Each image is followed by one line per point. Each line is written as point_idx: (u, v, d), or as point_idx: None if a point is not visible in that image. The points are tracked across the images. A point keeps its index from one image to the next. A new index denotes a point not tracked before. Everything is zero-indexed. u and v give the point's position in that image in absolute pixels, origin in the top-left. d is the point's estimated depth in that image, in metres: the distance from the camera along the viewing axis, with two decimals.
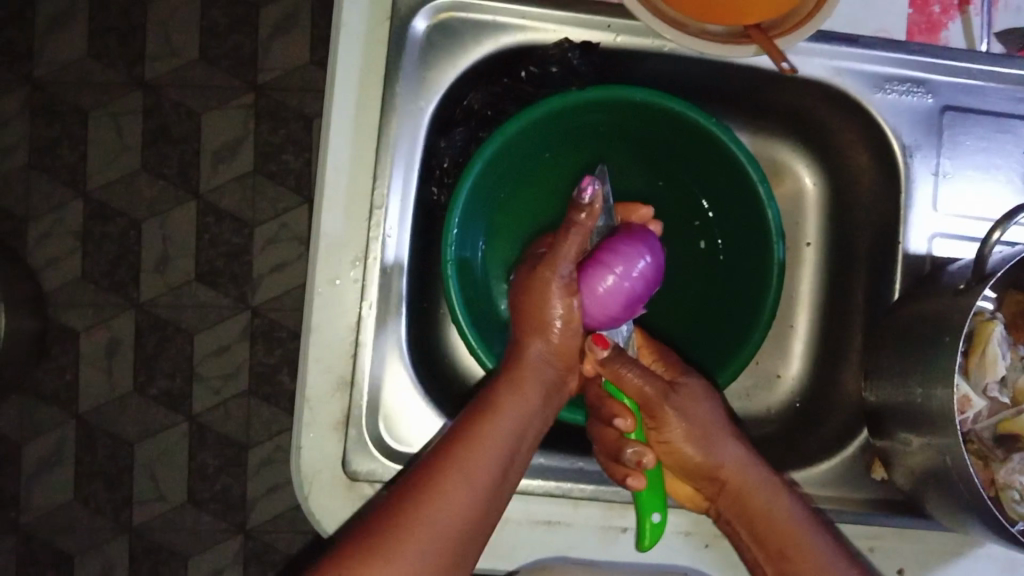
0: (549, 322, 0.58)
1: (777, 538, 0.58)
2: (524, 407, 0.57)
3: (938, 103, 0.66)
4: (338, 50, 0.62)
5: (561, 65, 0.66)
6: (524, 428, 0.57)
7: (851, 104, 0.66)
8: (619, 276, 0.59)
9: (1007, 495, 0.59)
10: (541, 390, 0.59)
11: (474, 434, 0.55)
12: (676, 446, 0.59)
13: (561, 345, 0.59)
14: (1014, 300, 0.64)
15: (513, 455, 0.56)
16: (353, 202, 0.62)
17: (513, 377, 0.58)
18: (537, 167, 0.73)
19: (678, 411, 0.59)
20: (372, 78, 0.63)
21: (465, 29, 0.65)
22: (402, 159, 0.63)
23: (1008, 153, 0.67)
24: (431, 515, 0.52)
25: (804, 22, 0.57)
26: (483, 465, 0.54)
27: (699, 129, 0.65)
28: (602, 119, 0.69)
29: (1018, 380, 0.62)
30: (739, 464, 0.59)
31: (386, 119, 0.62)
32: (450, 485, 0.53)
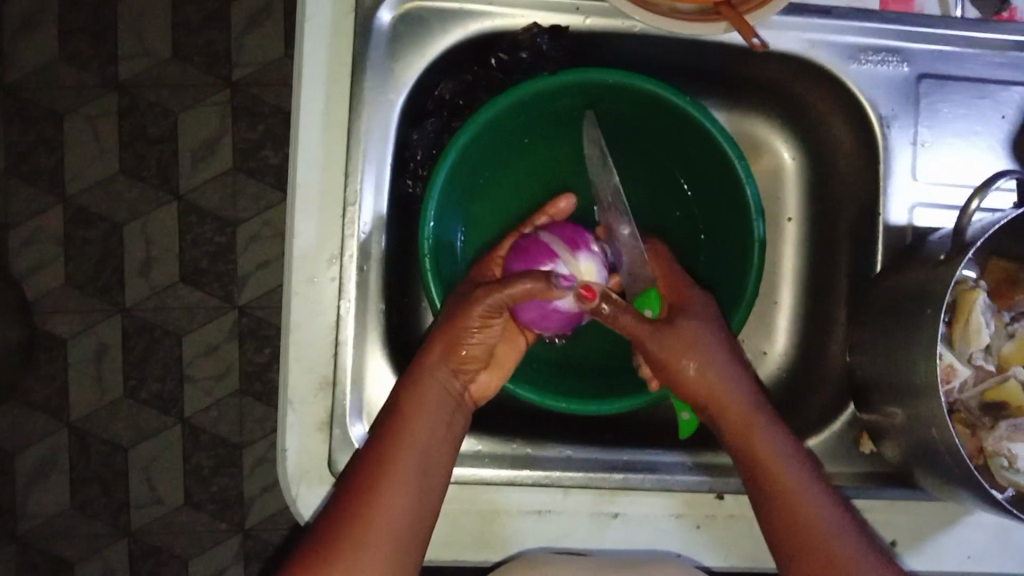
0: (463, 338, 0.60)
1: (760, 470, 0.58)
2: (437, 406, 0.58)
3: (914, 72, 0.65)
4: (304, 46, 0.61)
5: (531, 49, 0.65)
6: (444, 423, 0.59)
7: (824, 76, 0.65)
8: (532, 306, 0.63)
9: (995, 461, 0.59)
10: (444, 393, 0.59)
11: (391, 439, 0.56)
12: (672, 371, 0.60)
13: (468, 353, 0.60)
14: (998, 268, 0.63)
15: (435, 450, 0.57)
16: (327, 198, 0.61)
17: (419, 382, 0.58)
18: (513, 154, 0.72)
19: (668, 343, 0.60)
20: (339, 69, 0.62)
21: (432, 18, 0.64)
22: (373, 154, 0.62)
23: (987, 118, 0.66)
24: (381, 517, 0.54)
25: None
26: (413, 458, 0.56)
27: (674, 109, 0.65)
28: (575, 103, 0.68)
29: (1002, 348, 0.62)
30: (721, 390, 0.60)
31: (355, 114, 0.62)
32: (387, 488, 0.55)
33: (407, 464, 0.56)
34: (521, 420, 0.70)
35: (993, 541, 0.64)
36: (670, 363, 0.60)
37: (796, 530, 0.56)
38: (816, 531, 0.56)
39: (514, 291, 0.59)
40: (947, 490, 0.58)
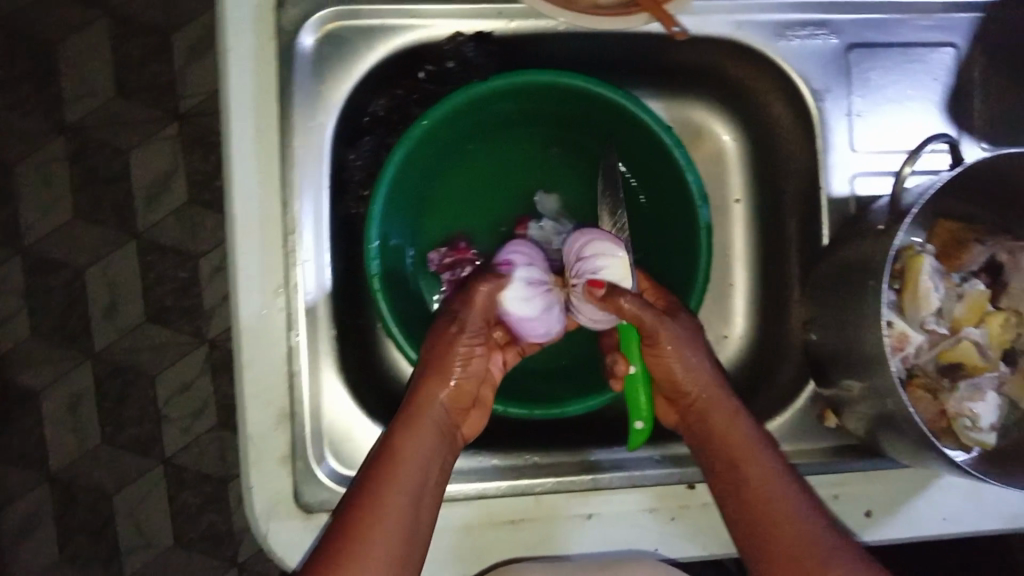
0: (450, 361, 0.61)
1: (727, 453, 0.60)
2: (431, 432, 0.60)
3: (843, 43, 0.65)
4: (226, 75, 0.60)
5: (457, 58, 0.65)
6: (437, 457, 0.59)
7: (754, 55, 0.65)
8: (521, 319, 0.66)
9: (959, 423, 0.61)
10: (437, 428, 0.60)
11: (382, 471, 0.57)
12: (670, 363, 0.63)
13: (459, 389, 0.62)
14: (944, 229, 0.63)
15: (435, 459, 0.59)
16: (266, 228, 0.60)
17: (413, 417, 0.60)
18: (455, 164, 0.72)
19: (680, 337, 0.62)
20: (266, 95, 0.60)
21: (352, 36, 0.63)
22: (308, 180, 0.63)
23: (919, 83, 0.66)
24: (372, 552, 0.54)
25: None
26: (419, 460, 0.58)
27: (608, 102, 0.65)
28: (511, 106, 0.68)
29: (953, 310, 0.61)
30: (713, 393, 0.62)
31: (287, 140, 0.61)
32: (394, 485, 0.56)
33: (406, 480, 0.57)
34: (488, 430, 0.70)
35: (966, 502, 0.64)
36: (665, 356, 0.63)
37: (767, 514, 0.58)
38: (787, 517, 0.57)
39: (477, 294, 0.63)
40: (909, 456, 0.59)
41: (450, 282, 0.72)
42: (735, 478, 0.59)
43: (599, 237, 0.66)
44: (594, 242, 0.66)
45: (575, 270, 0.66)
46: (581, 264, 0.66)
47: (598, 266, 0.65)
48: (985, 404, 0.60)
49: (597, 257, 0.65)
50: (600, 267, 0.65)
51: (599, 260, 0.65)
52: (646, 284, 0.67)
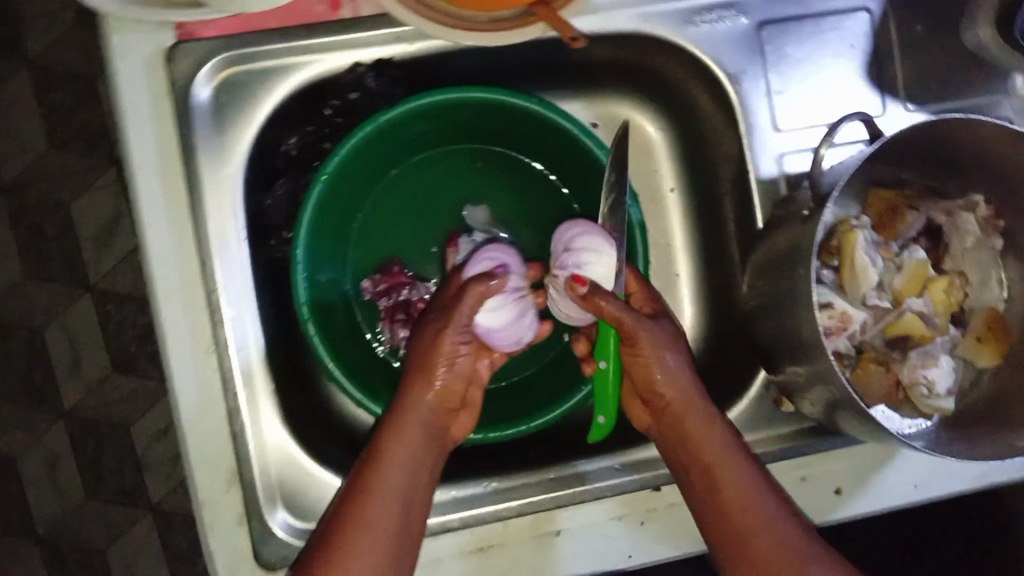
0: (433, 363, 0.60)
1: (705, 460, 0.58)
2: (417, 436, 0.59)
3: (753, 21, 0.64)
4: (127, 140, 0.59)
5: (358, 88, 0.64)
6: (425, 461, 0.58)
7: (663, 45, 0.64)
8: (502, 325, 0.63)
9: (915, 392, 0.60)
10: (425, 430, 0.59)
11: (365, 481, 0.56)
12: (649, 360, 0.60)
13: (447, 390, 0.61)
14: (880, 198, 0.62)
15: (421, 463, 0.58)
16: (188, 290, 0.60)
17: (398, 423, 0.59)
18: (381, 193, 0.71)
19: (657, 337, 0.60)
20: (169, 153, 0.59)
21: (249, 81, 0.61)
22: (223, 233, 0.61)
23: (837, 51, 0.64)
24: (352, 563, 0.53)
25: None
26: (402, 467, 0.57)
27: (523, 110, 0.65)
28: (428, 126, 0.67)
29: (894, 282, 0.60)
30: (686, 394, 0.60)
31: (197, 196, 0.60)
32: (376, 494, 0.55)
33: (389, 489, 0.56)
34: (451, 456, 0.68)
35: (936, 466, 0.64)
36: (644, 354, 0.60)
37: (737, 519, 0.57)
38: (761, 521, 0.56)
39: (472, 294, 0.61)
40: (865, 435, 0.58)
41: (388, 309, 0.70)
42: (708, 487, 0.58)
43: (590, 230, 0.63)
44: (587, 235, 0.63)
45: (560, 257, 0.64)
46: (568, 255, 0.63)
47: (584, 262, 0.62)
48: (939, 371, 0.60)
49: (584, 252, 0.62)
50: (585, 263, 0.62)
51: (586, 254, 0.62)
52: (636, 286, 0.64)
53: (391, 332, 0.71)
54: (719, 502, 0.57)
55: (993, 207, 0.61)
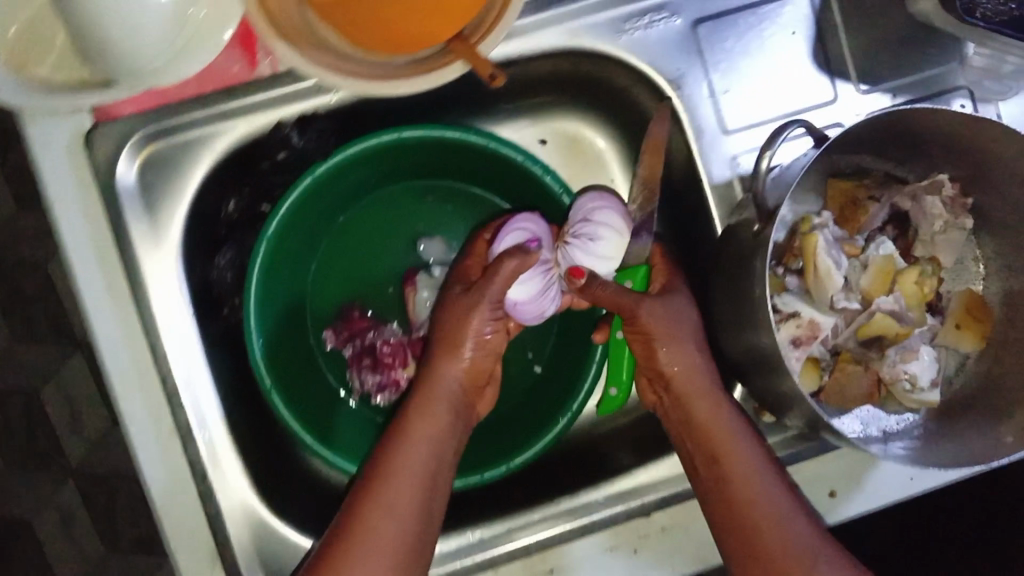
0: (462, 336, 0.61)
1: (709, 443, 0.57)
2: (444, 413, 0.59)
3: (687, 21, 0.60)
4: (61, 229, 0.57)
5: (286, 147, 0.62)
6: (448, 445, 0.59)
7: (598, 58, 0.61)
8: (526, 299, 0.63)
9: (898, 388, 0.58)
10: (451, 406, 0.60)
11: (387, 464, 0.56)
12: (652, 341, 0.58)
13: (474, 365, 0.62)
14: (841, 189, 0.59)
15: (445, 442, 0.58)
16: (142, 374, 0.58)
17: (425, 397, 0.59)
18: (329, 243, 0.69)
19: (659, 316, 0.58)
20: (103, 238, 0.57)
21: (174, 153, 0.59)
22: (171, 313, 0.60)
23: (780, 40, 0.61)
24: (370, 542, 0.54)
25: (498, 22, 0.54)
26: (427, 445, 0.58)
27: (462, 143, 0.63)
28: (368, 171, 0.65)
29: (862, 281, 0.58)
30: (690, 374, 0.58)
31: (137, 279, 0.59)
32: (399, 473, 0.56)
33: (411, 468, 0.56)
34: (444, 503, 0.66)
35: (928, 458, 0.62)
36: (648, 334, 0.58)
37: (741, 507, 0.55)
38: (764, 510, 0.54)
39: (505, 270, 0.60)
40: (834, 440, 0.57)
41: (354, 355, 0.69)
42: (717, 474, 0.56)
43: (612, 205, 0.63)
44: (610, 212, 0.63)
45: (572, 221, 0.63)
46: (584, 224, 0.62)
47: (599, 237, 0.62)
48: (920, 363, 0.57)
49: (603, 228, 0.62)
50: (599, 239, 0.62)
51: (603, 228, 0.62)
52: (657, 260, 0.62)
53: (358, 377, 0.68)
54: (722, 487, 0.56)
55: (959, 185, 0.58)
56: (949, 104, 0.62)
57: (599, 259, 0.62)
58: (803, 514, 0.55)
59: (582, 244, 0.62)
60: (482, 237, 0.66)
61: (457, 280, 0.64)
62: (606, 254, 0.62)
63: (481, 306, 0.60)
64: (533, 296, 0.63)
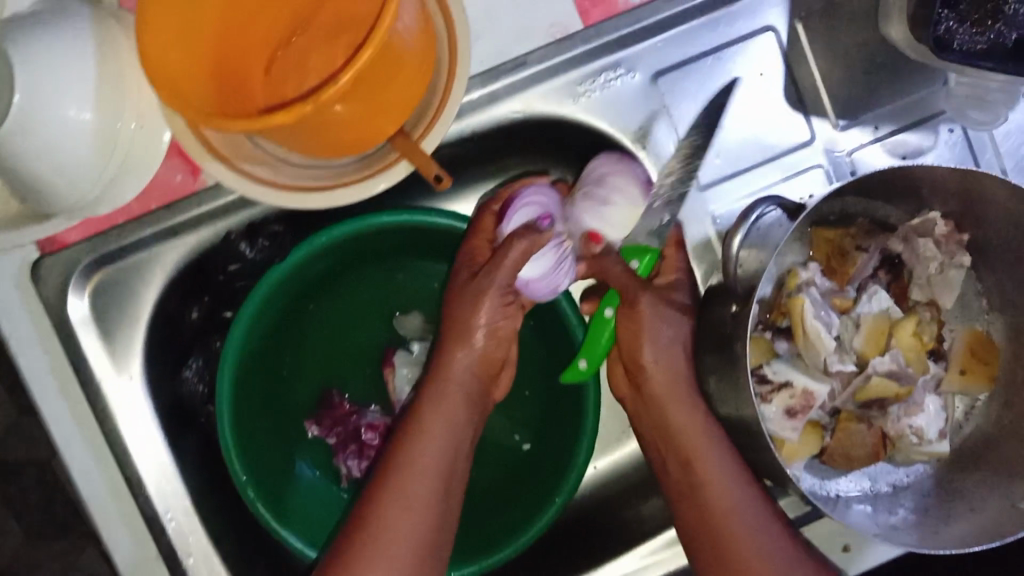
0: (473, 323, 0.55)
1: (683, 449, 0.54)
2: (455, 407, 0.55)
3: (646, 75, 0.57)
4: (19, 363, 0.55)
5: (238, 258, 0.59)
6: (460, 443, 0.55)
7: (558, 124, 0.58)
8: (540, 276, 0.57)
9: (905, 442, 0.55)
10: (464, 396, 0.56)
11: (399, 459, 0.53)
12: (639, 332, 0.55)
13: (487, 353, 0.57)
14: (823, 241, 0.56)
15: (458, 438, 0.55)
16: (120, 500, 0.56)
17: (437, 388, 0.55)
18: (302, 338, 0.65)
19: (649, 309, 0.54)
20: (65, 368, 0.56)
21: (126, 276, 0.57)
22: (141, 434, 0.58)
23: (747, 82, 0.58)
24: (384, 542, 0.50)
25: (438, 115, 0.52)
26: (439, 441, 0.53)
27: (425, 224, 0.60)
28: (331, 261, 0.62)
29: (855, 342, 0.55)
30: (668, 376, 0.55)
31: (101, 404, 0.57)
32: (410, 470, 0.52)
33: (423, 465, 0.52)
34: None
35: None
36: (637, 326, 0.55)
37: (712, 518, 0.52)
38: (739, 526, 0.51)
39: (515, 250, 0.54)
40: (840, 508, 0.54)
41: (339, 443, 0.65)
42: (689, 480, 0.53)
43: (630, 169, 0.57)
44: (629, 174, 0.57)
45: (585, 179, 0.58)
46: (594, 185, 0.57)
47: (609, 202, 0.57)
48: (926, 416, 0.55)
49: (615, 194, 0.57)
50: (609, 203, 0.57)
51: (618, 192, 0.57)
52: (670, 249, 0.57)
53: (345, 465, 0.65)
54: (693, 497, 0.53)
55: (953, 221, 0.54)
56: (936, 129, 0.58)
57: (604, 224, 0.57)
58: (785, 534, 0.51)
59: (588, 206, 0.57)
60: (488, 209, 0.58)
61: (462, 263, 0.57)
62: (615, 221, 0.57)
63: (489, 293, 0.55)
64: (547, 272, 0.57)
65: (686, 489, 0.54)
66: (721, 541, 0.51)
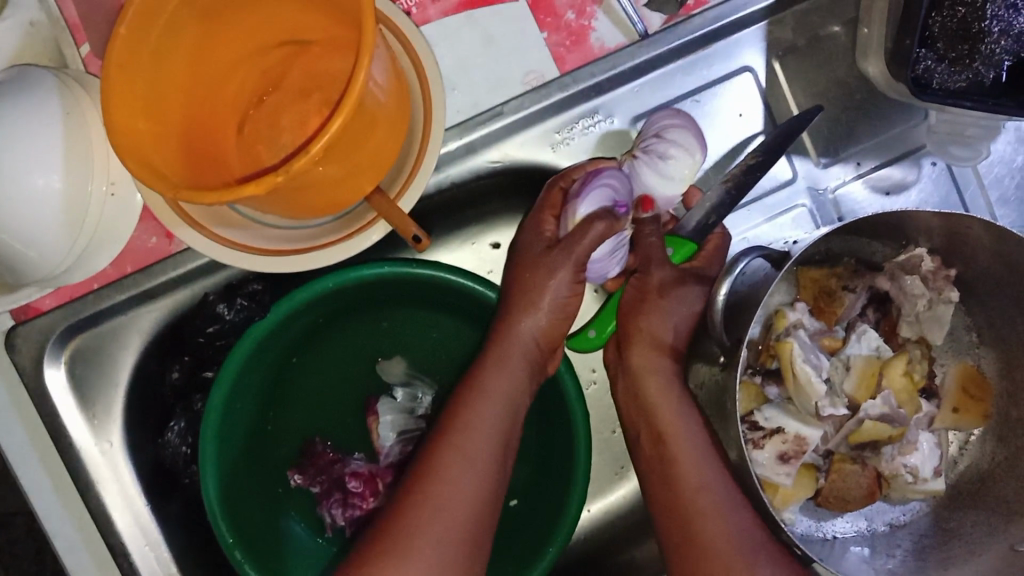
0: (538, 295, 0.54)
1: (654, 420, 0.54)
2: (519, 373, 0.55)
3: (625, 120, 0.58)
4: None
5: (216, 321, 0.57)
6: (516, 409, 0.55)
7: (538, 170, 0.59)
8: (604, 254, 0.55)
9: (899, 481, 0.55)
10: (527, 362, 0.55)
11: (456, 422, 0.53)
12: (641, 304, 0.55)
13: (552, 325, 0.56)
14: (811, 279, 0.55)
15: (513, 407, 0.55)
16: (105, 569, 0.54)
17: (496, 351, 0.55)
18: (287, 392, 0.64)
19: (647, 290, 0.55)
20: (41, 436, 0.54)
21: (104, 341, 0.56)
22: (124, 499, 0.56)
23: (726, 123, 0.59)
24: (440, 499, 0.50)
25: (419, 163, 0.51)
26: (495, 408, 0.54)
27: (410, 275, 0.59)
28: (313, 314, 0.61)
29: (846, 385, 0.54)
30: (653, 361, 0.54)
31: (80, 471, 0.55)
32: (464, 434, 0.53)
33: (476, 432, 0.53)
34: None
35: None
36: (640, 297, 0.55)
37: (677, 497, 0.51)
38: (705, 508, 0.50)
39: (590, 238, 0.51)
40: (836, 552, 0.53)
41: (323, 491, 0.64)
42: (661, 455, 0.53)
43: (690, 123, 0.54)
44: (682, 129, 0.54)
45: (647, 132, 0.54)
46: (657, 138, 0.54)
47: (672, 158, 0.54)
48: (920, 454, 0.54)
49: (679, 151, 0.54)
50: (670, 159, 0.54)
51: (674, 147, 0.54)
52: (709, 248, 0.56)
53: (329, 513, 0.63)
54: (664, 470, 0.53)
55: (939, 257, 0.54)
56: (919, 163, 0.59)
57: (662, 180, 0.54)
58: (748, 525, 0.50)
59: (649, 161, 0.54)
60: (556, 184, 0.54)
61: (530, 235, 0.55)
62: (672, 176, 0.54)
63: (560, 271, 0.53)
64: (610, 249, 0.55)
65: (656, 464, 0.53)
66: (685, 518, 0.51)
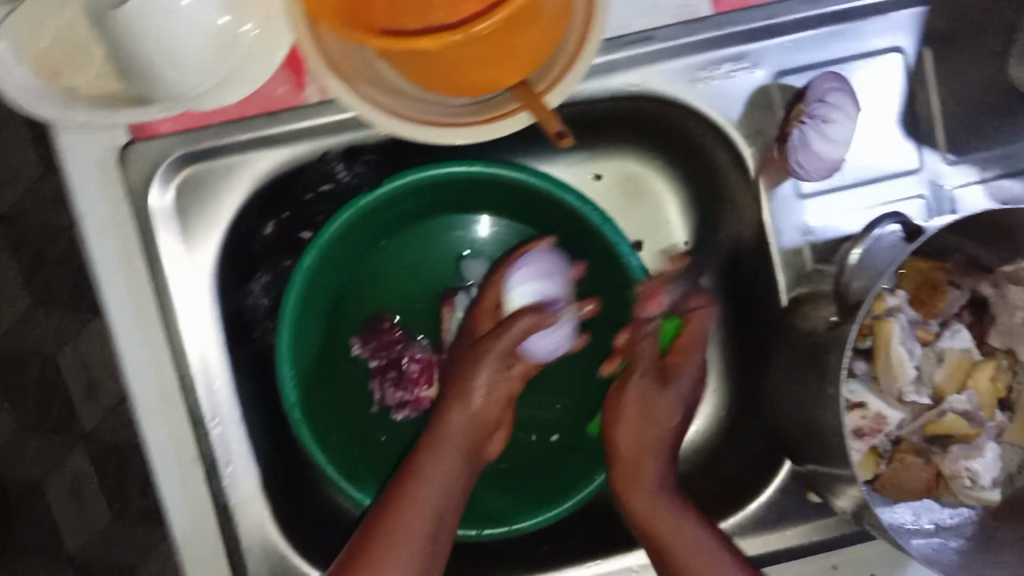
0: (467, 390, 0.57)
1: (646, 519, 0.56)
2: (460, 452, 0.56)
3: (768, 73, 0.57)
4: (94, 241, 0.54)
5: (330, 180, 0.60)
6: (460, 483, 0.56)
7: (670, 105, 0.58)
8: (541, 344, 0.59)
9: (956, 484, 0.55)
10: (463, 447, 0.56)
11: (405, 492, 0.54)
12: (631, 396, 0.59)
13: (482, 415, 0.58)
14: (917, 268, 0.55)
15: (455, 482, 0.55)
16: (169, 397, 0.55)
17: (432, 438, 0.56)
18: (370, 271, 0.64)
19: (647, 386, 0.58)
20: (136, 255, 0.54)
21: (213, 178, 0.56)
22: (199, 336, 0.57)
23: (865, 99, 0.58)
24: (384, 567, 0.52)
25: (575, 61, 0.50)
26: (441, 482, 0.55)
27: (517, 182, 0.58)
28: (415, 201, 0.61)
29: (935, 376, 0.55)
30: (638, 457, 0.58)
31: (163, 300, 0.55)
32: (410, 509, 0.53)
33: (425, 503, 0.54)
34: (477, 550, 0.63)
35: None
36: (629, 392, 0.59)
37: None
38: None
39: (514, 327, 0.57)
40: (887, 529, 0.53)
41: (379, 367, 0.63)
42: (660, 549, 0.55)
43: (847, 86, 0.55)
44: (842, 95, 0.54)
45: (807, 100, 0.55)
46: (820, 103, 0.54)
47: (836, 121, 0.54)
48: (983, 462, 0.54)
49: (842, 114, 0.54)
50: (834, 122, 0.54)
51: (836, 112, 0.54)
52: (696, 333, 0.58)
53: (380, 390, 0.63)
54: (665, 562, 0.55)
55: None
56: None
57: (831, 145, 0.54)
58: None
59: (815, 126, 0.54)
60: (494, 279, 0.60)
61: (468, 329, 0.60)
62: (837, 139, 0.54)
63: (484, 360, 0.57)
64: (547, 340, 0.59)
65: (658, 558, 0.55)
66: None
